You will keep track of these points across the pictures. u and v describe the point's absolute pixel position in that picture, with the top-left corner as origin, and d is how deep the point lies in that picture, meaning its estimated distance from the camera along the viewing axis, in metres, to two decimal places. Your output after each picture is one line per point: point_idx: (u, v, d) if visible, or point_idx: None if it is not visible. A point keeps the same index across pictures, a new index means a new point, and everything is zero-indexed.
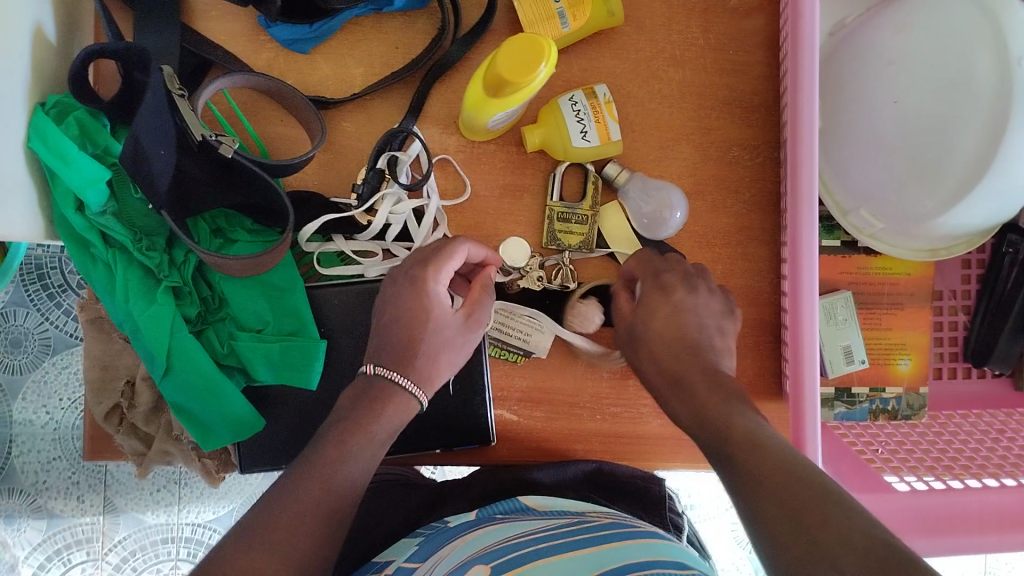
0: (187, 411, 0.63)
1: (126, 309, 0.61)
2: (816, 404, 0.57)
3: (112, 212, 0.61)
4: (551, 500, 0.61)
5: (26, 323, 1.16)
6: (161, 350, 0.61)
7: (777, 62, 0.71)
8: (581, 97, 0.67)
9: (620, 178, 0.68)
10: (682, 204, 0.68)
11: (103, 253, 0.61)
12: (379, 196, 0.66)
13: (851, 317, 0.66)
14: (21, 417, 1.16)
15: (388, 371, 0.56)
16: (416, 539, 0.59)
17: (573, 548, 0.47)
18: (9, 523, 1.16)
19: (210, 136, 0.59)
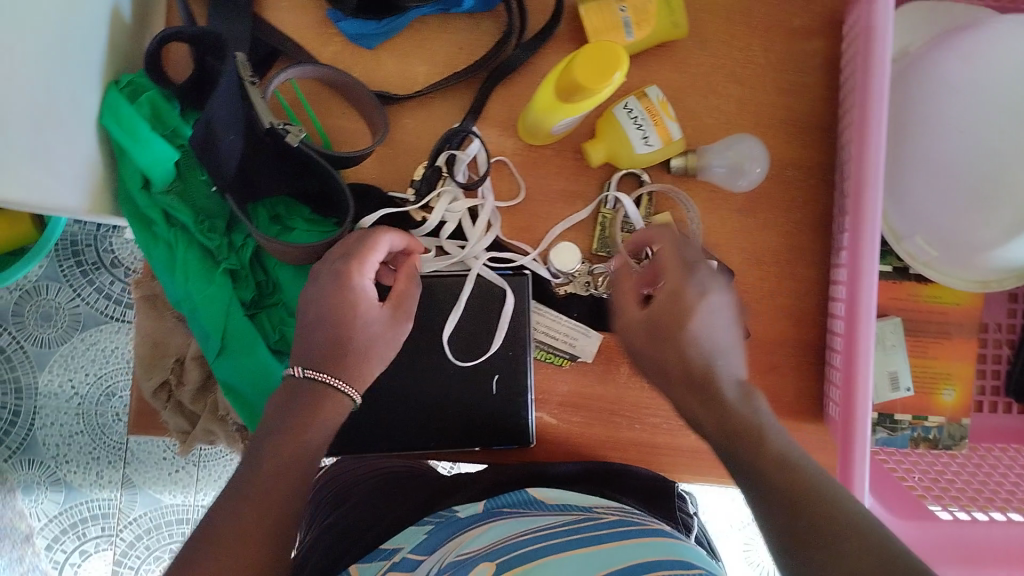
0: (237, 393, 0.63)
1: (184, 288, 0.63)
2: (867, 434, 0.57)
3: (177, 192, 0.63)
4: (558, 493, 0.61)
5: (57, 297, 1.17)
6: (216, 329, 0.62)
7: (838, 85, 0.71)
8: (634, 102, 0.67)
9: (691, 161, 0.68)
10: (759, 147, 0.68)
11: (165, 231, 0.63)
12: (436, 194, 0.67)
13: (899, 343, 0.67)
14: (46, 389, 1.17)
15: (318, 373, 0.53)
16: (426, 527, 0.60)
17: (582, 544, 0.48)
18: (28, 493, 1.17)
19: (279, 125, 0.59)
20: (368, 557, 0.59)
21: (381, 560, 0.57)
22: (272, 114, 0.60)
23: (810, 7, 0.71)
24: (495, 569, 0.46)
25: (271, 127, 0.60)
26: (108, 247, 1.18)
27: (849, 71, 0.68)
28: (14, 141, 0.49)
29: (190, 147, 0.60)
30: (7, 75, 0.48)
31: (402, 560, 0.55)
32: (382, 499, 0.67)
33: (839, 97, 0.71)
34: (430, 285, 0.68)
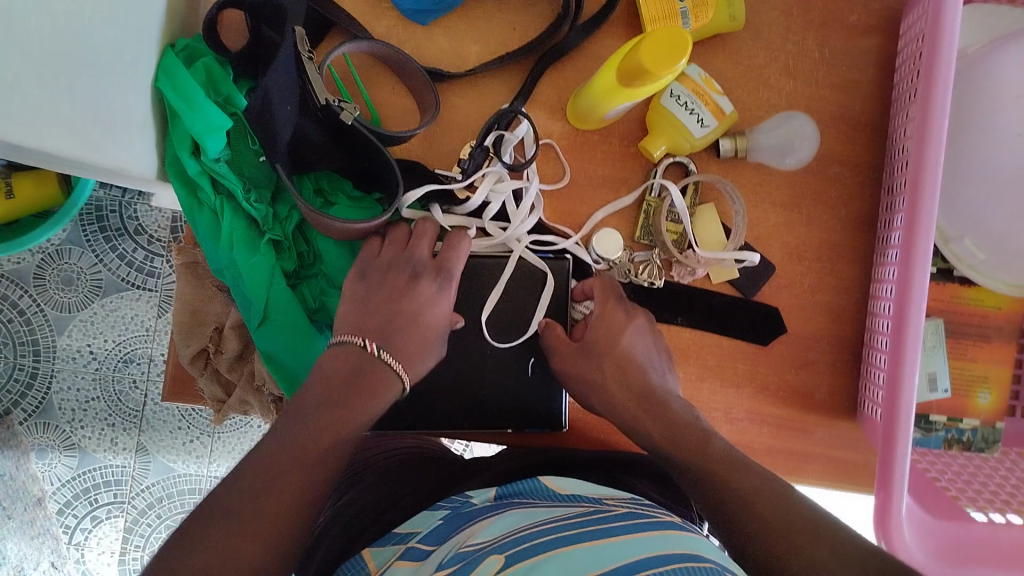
0: (277, 362, 0.64)
1: (229, 255, 0.63)
2: (909, 431, 0.57)
3: (227, 159, 0.62)
4: (569, 484, 0.59)
5: (79, 262, 1.17)
6: (259, 298, 0.62)
7: (889, 84, 0.71)
8: (678, 86, 0.66)
9: (741, 143, 0.68)
10: (810, 127, 0.68)
11: (211, 198, 0.63)
12: (482, 173, 0.66)
13: (939, 344, 0.67)
14: (64, 354, 1.17)
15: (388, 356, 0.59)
16: (439, 512, 0.59)
17: (588, 538, 0.47)
18: (42, 456, 1.17)
19: (334, 101, 0.59)
20: (381, 542, 0.58)
21: (394, 545, 0.56)
22: (328, 91, 0.60)
23: (867, 3, 0.71)
24: (504, 560, 0.46)
25: (326, 104, 0.60)
26: (132, 214, 1.18)
27: (905, 70, 0.68)
28: (80, 99, 0.49)
29: (245, 117, 0.61)
30: (76, 32, 0.48)
31: (411, 548, 0.54)
32: (392, 485, 0.67)
33: (891, 95, 0.71)
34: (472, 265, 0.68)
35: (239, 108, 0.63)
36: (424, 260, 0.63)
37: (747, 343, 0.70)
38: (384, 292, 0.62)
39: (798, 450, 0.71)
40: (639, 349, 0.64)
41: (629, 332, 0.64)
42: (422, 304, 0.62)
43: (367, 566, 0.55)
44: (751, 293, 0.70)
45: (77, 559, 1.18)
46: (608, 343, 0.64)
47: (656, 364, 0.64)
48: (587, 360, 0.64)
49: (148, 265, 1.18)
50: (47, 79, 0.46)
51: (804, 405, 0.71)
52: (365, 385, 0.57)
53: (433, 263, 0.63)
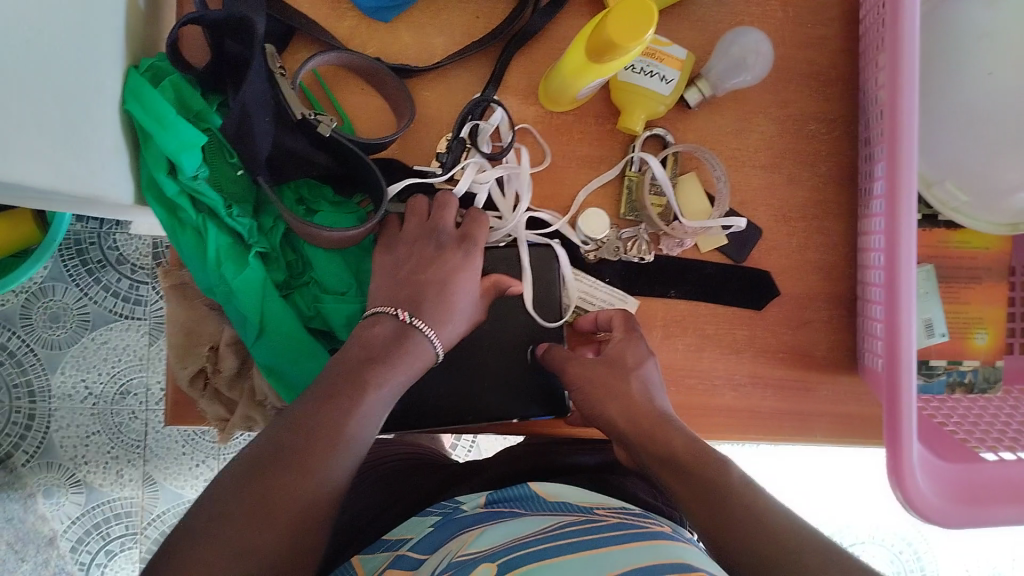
0: (277, 373, 0.64)
1: (217, 274, 0.63)
2: (914, 379, 0.57)
3: (205, 175, 0.62)
4: (557, 487, 0.60)
5: (64, 297, 1.19)
6: (253, 312, 0.63)
7: (856, 35, 0.71)
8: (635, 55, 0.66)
9: (704, 87, 0.68)
10: (765, 42, 0.66)
11: (193, 217, 0.62)
12: (462, 166, 0.66)
13: (932, 290, 0.68)
14: (59, 391, 1.19)
15: (419, 322, 0.58)
16: (431, 519, 0.60)
17: (582, 547, 0.47)
18: (48, 496, 1.19)
19: (309, 113, 0.62)
20: (370, 548, 0.59)
21: (384, 553, 0.57)
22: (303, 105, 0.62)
23: None
24: (496, 570, 0.46)
25: (303, 118, 0.62)
26: (112, 244, 1.20)
27: (870, 20, 0.68)
28: (48, 128, 0.49)
29: (224, 133, 0.61)
30: (37, 60, 0.48)
31: (403, 557, 0.55)
32: (391, 489, 0.69)
33: (861, 47, 0.71)
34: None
35: (212, 124, 0.63)
36: (444, 229, 0.63)
37: (742, 309, 0.70)
38: (410, 263, 0.62)
39: (802, 409, 0.71)
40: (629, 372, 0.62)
41: (645, 360, 0.63)
42: (454, 268, 0.62)
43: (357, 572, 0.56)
44: (741, 259, 0.70)
45: None
46: (629, 362, 0.62)
47: (666, 395, 0.62)
48: (601, 368, 0.63)
49: (134, 294, 1.21)
50: (17, 114, 0.46)
51: (804, 364, 0.71)
52: (400, 352, 0.56)
53: (450, 232, 0.63)
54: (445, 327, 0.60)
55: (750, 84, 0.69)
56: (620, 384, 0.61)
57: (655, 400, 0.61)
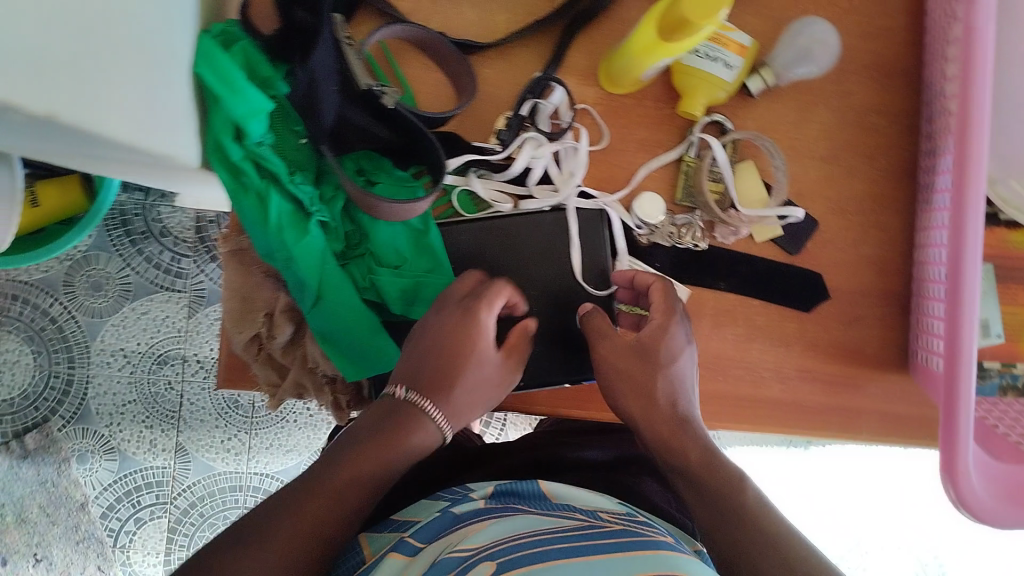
0: (331, 342, 0.64)
1: (279, 239, 0.63)
2: (971, 386, 0.58)
3: (269, 143, 0.64)
4: (567, 488, 0.60)
5: (107, 267, 1.21)
6: (313, 278, 0.63)
7: (921, 28, 0.70)
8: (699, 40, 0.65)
9: (768, 76, 0.67)
10: (832, 32, 0.67)
11: (256, 182, 0.63)
12: (521, 140, 0.67)
13: (991, 290, 0.67)
14: (97, 360, 1.21)
15: (418, 395, 0.59)
16: (438, 505, 0.61)
17: (583, 551, 0.46)
18: (82, 462, 1.21)
19: (375, 87, 0.63)
20: (377, 528, 0.60)
21: (390, 534, 0.58)
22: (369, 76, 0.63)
23: None
24: (495, 567, 0.45)
25: (368, 90, 0.63)
26: (157, 217, 1.22)
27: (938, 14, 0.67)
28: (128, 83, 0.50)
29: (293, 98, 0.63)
30: (121, 14, 0.48)
31: (403, 544, 0.55)
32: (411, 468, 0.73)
33: (926, 41, 0.70)
34: (518, 228, 0.67)
35: (277, 92, 0.64)
36: (456, 290, 0.62)
37: (793, 302, 0.70)
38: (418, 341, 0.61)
39: (851, 406, 0.71)
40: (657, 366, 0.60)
41: (679, 354, 0.60)
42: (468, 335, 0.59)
43: (363, 551, 0.57)
44: (796, 250, 0.70)
45: (124, 562, 1.21)
46: (656, 350, 0.60)
47: (694, 394, 0.62)
48: (636, 357, 0.61)
49: (176, 267, 1.23)
50: (104, 73, 0.47)
51: (854, 360, 0.70)
52: (398, 424, 0.58)
53: (461, 295, 0.61)
54: (458, 404, 0.60)
55: (814, 75, 0.68)
56: (646, 381, 0.60)
57: (676, 403, 0.61)
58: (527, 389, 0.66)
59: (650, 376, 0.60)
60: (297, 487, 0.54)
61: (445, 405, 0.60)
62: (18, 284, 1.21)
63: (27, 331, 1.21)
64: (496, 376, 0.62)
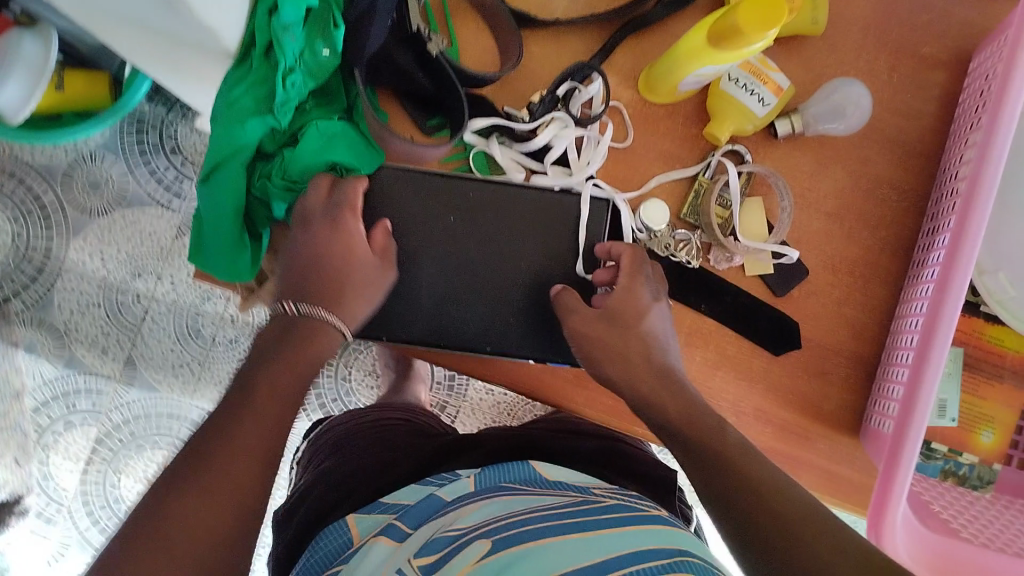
0: (201, 219, 0.68)
1: (222, 108, 0.64)
2: (916, 447, 0.61)
3: (291, 34, 0.62)
4: (557, 470, 0.63)
5: (109, 168, 1.21)
6: (217, 158, 0.65)
7: (949, 118, 0.73)
8: (738, 70, 0.68)
9: (797, 122, 0.70)
10: (866, 97, 0.70)
11: (256, 59, 0.63)
12: (548, 119, 0.69)
13: (955, 373, 0.69)
14: (73, 256, 1.21)
15: (311, 308, 0.60)
16: (427, 487, 0.62)
17: (580, 527, 0.50)
18: (31, 351, 1.20)
19: (424, 30, 0.65)
20: (367, 509, 0.61)
21: (379, 515, 0.59)
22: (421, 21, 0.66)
23: (941, 36, 0.73)
24: (491, 546, 0.48)
25: (417, 32, 0.66)
26: (172, 134, 1.22)
27: (968, 105, 0.70)
28: None
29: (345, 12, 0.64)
30: None
31: (392, 526, 0.56)
32: (385, 453, 0.72)
33: (950, 130, 0.73)
34: (526, 198, 0.68)
35: None
36: (314, 204, 0.64)
37: (765, 344, 0.71)
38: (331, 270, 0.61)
39: (797, 457, 0.72)
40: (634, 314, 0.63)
41: (652, 305, 0.64)
42: (350, 244, 0.62)
43: (352, 531, 0.58)
44: (783, 292, 0.72)
45: (42, 460, 1.20)
46: (630, 319, 0.63)
47: (673, 342, 0.64)
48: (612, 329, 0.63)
49: (175, 187, 1.22)
50: None
51: (812, 414, 0.72)
52: (307, 336, 0.59)
53: (324, 206, 0.64)
54: (350, 310, 0.61)
55: (841, 134, 0.72)
56: (618, 342, 0.63)
57: (653, 355, 0.62)
58: (495, 355, 0.67)
59: (630, 327, 0.63)
60: (256, 388, 0.55)
61: (335, 306, 0.61)
62: (20, 162, 1.21)
63: (14, 211, 1.20)
64: (381, 284, 0.63)
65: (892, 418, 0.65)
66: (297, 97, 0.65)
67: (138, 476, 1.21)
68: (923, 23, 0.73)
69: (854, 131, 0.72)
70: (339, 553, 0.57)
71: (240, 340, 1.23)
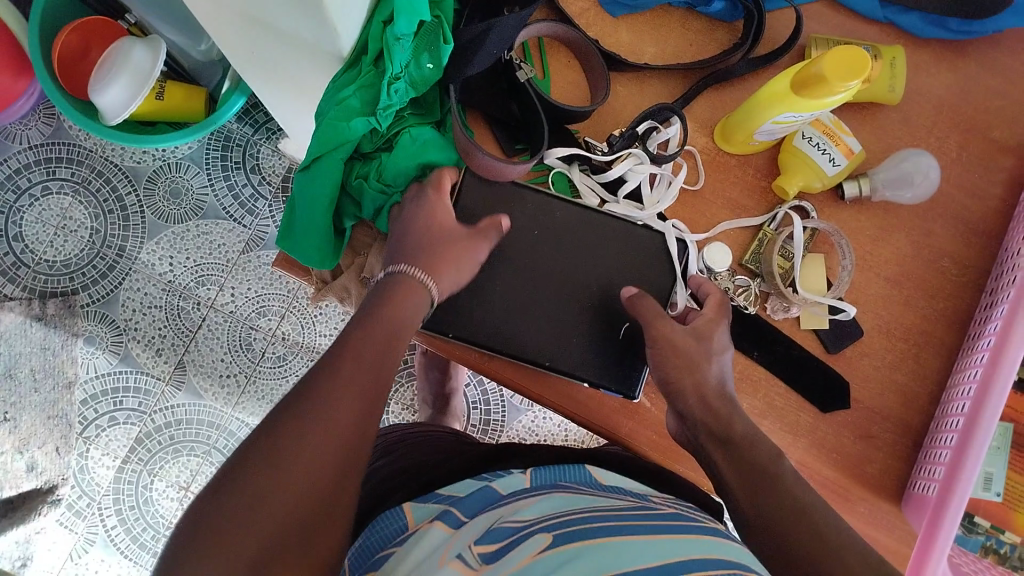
0: (294, 205, 0.74)
1: (330, 107, 0.69)
2: (956, 517, 0.64)
3: (404, 47, 0.67)
4: (612, 477, 0.66)
5: (192, 179, 1.27)
6: (316, 153, 0.70)
7: (1014, 203, 0.75)
8: (813, 130, 0.71)
9: (864, 184, 0.72)
10: (936, 169, 0.72)
11: (366, 66, 0.68)
12: (626, 153, 0.72)
13: (1003, 448, 0.70)
14: (144, 258, 1.25)
15: (399, 266, 0.64)
16: (480, 481, 0.67)
17: (631, 530, 0.51)
18: (88, 345, 1.23)
19: (517, 59, 0.70)
20: (422, 499, 0.64)
21: (434, 504, 0.62)
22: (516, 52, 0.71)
23: (1013, 123, 0.75)
24: (552, 540, 0.50)
25: (510, 61, 0.71)
26: (255, 153, 1.28)
27: None
28: None
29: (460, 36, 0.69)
30: None
31: (449, 513, 0.59)
32: (436, 454, 0.77)
33: (1014, 213, 0.74)
34: (596, 219, 0.71)
35: (442, 14, 0.70)
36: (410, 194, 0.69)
37: (813, 398, 0.71)
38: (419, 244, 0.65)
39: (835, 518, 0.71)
40: (707, 353, 0.65)
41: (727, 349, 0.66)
42: (430, 229, 0.66)
43: (406, 515, 0.61)
44: (835, 349, 0.72)
45: (81, 453, 1.21)
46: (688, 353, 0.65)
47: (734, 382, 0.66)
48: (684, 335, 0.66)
49: (250, 204, 1.28)
50: None
51: (855, 476, 0.71)
52: (394, 292, 0.62)
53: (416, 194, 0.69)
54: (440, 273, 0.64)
55: (907, 202, 0.73)
56: (689, 354, 0.65)
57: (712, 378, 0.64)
58: (551, 371, 0.70)
59: (694, 352, 0.65)
60: None
61: (423, 264, 0.64)
62: (109, 164, 1.26)
63: (96, 208, 1.25)
64: (472, 257, 0.66)
65: (932, 481, 0.67)
66: (398, 104, 0.70)
67: (172, 480, 1.22)
68: (996, 109, 0.75)
69: (920, 202, 0.74)
70: (394, 536, 0.58)
71: (289, 358, 1.27)
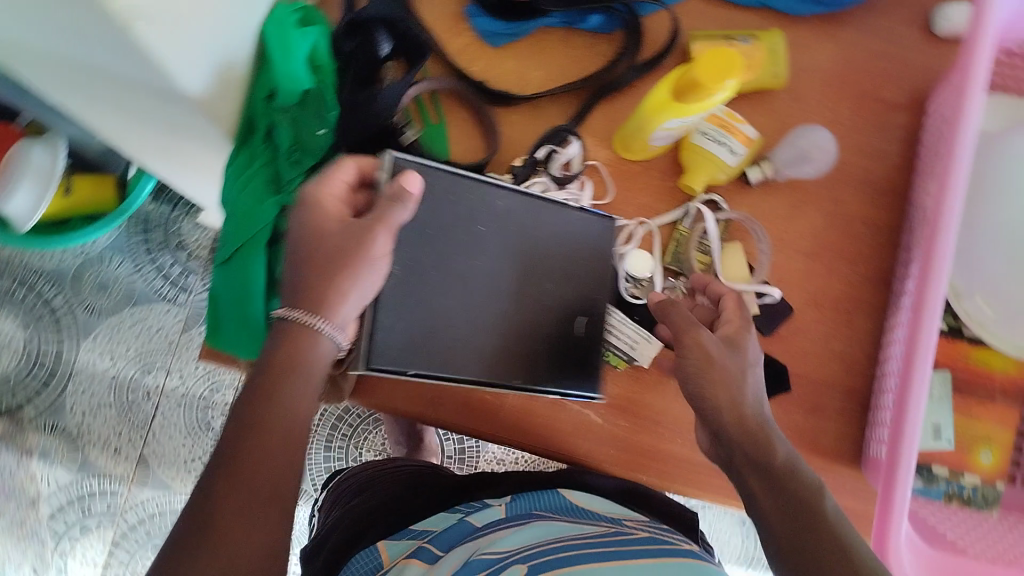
0: (218, 301, 0.70)
1: (237, 191, 0.70)
2: (909, 469, 0.64)
3: (289, 119, 0.70)
4: (588, 500, 0.68)
5: (118, 269, 1.24)
6: (235, 240, 0.69)
7: (913, 157, 0.77)
8: (709, 125, 0.72)
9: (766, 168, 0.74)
10: (830, 139, 0.74)
11: (259, 143, 0.71)
12: (530, 183, 0.73)
13: (945, 395, 0.73)
14: (83, 358, 1.22)
15: (291, 310, 0.56)
16: (457, 514, 0.68)
17: (606, 557, 0.52)
18: (45, 459, 1.21)
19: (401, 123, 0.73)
20: (397, 536, 0.66)
21: (409, 541, 0.64)
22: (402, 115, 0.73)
23: (898, 81, 0.78)
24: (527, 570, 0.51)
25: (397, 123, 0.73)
26: (177, 230, 1.26)
27: (930, 143, 0.74)
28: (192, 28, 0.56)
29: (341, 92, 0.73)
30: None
31: (424, 550, 0.60)
32: (408, 487, 0.76)
33: (914, 167, 0.76)
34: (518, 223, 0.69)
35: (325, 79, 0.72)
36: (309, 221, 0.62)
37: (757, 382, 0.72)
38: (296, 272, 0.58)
39: None
40: (742, 364, 0.61)
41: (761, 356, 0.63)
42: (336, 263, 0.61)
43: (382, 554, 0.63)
44: (769, 330, 0.73)
45: (60, 567, 1.19)
46: None
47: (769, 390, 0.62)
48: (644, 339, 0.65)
49: (182, 281, 1.25)
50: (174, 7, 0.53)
51: (814, 450, 0.72)
52: (291, 339, 0.55)
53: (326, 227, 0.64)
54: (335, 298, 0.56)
55: (809, 177, 0.75)
56: None
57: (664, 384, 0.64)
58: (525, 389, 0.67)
59: None
60: None
61: (312, 298, 0.56)
62: (30, 269, 1.23)
63: (25, 317, 1.22)
64: (368, 251, 0.57)
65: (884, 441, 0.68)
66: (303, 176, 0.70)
67: None
68: (879, 71, 0.78)
69: (823, 173, 0.75)
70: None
71: None
